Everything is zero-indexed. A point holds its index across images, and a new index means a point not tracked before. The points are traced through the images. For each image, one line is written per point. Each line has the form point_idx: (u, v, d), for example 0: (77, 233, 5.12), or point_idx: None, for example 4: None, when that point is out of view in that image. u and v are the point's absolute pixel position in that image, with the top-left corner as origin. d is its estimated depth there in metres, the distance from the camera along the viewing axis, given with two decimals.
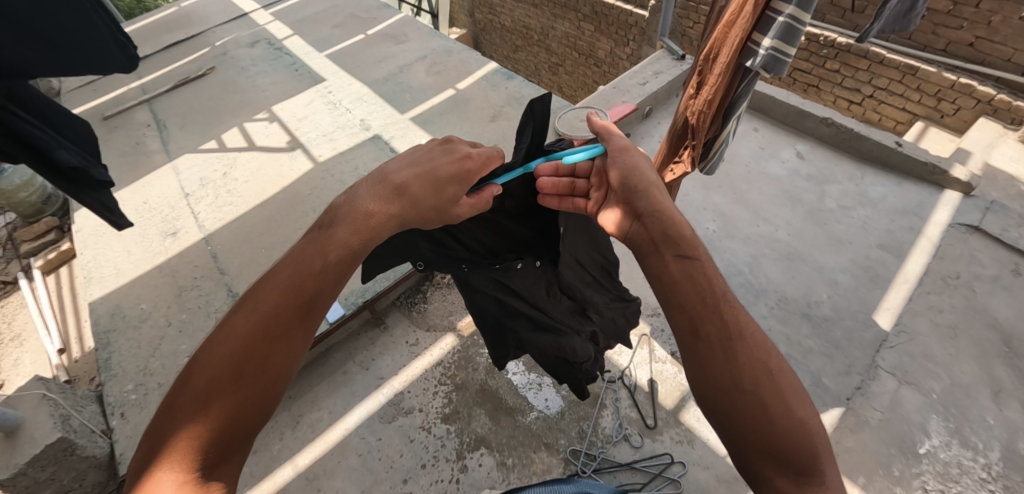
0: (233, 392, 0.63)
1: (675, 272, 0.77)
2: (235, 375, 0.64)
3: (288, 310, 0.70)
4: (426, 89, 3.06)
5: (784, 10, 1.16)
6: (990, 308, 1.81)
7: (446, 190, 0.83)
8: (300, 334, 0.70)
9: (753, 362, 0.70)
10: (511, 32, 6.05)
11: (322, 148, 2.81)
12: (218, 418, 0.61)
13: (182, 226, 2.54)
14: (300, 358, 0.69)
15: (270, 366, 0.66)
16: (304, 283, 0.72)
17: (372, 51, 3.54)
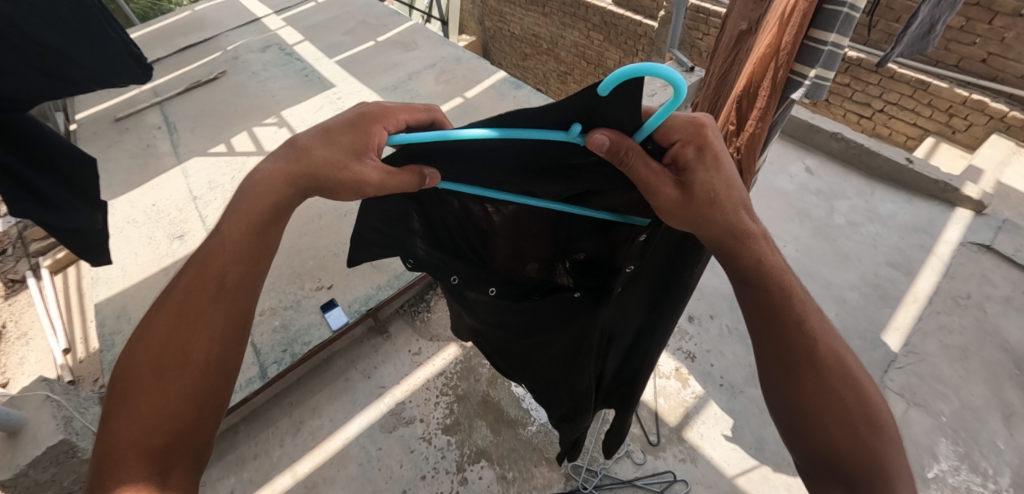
0: (165, 389, 0.66)
1: (743, 292, 0.73)
2: (164, 370, 0.67)
3: (199, 297, 0.71)
4: (435, 96, 3.06)
5: (827, 40, 1.13)
6: (1001, 330, 1.77)
7: (343, 142, 0.71)
8: (219, 319, 0.71)
9: (837, 388, 0.69)
10: (520, 40, 6.07)
11: None
12: (150, 419, 0.64)
13: (190, 229, 2.56)
14: (226, 341, 0.71)
15: (195, 356, 0.68)
16: (211, 274, 0.72)
17: (383, 58, 3.57)
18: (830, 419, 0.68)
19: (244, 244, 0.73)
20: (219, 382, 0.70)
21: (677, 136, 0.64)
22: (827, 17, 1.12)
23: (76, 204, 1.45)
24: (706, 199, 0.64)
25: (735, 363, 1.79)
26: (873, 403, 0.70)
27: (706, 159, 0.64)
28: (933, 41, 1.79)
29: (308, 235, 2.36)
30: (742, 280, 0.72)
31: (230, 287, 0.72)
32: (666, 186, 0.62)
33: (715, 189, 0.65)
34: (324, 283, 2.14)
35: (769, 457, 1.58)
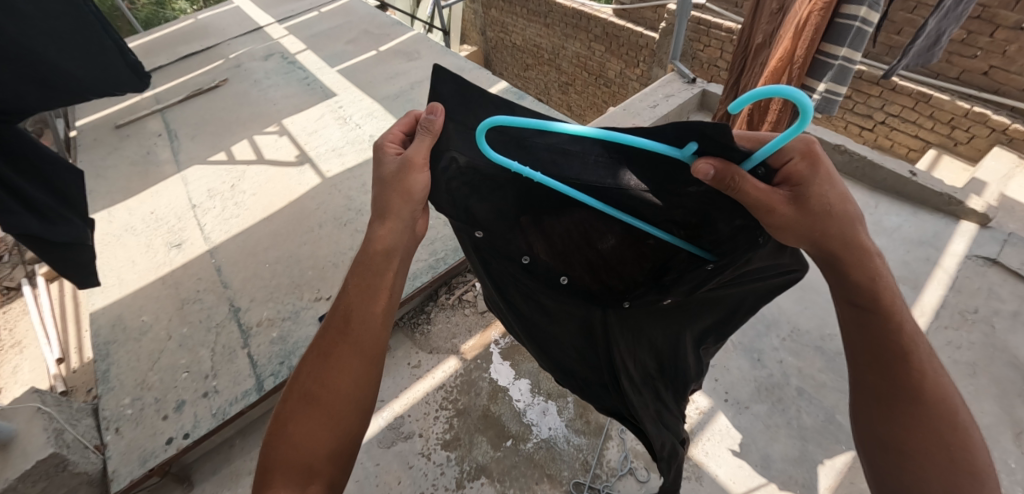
0: (308, 411, 0.77)
1: (849, 316, 0.82)
2: (310, 398, 0.78)
3: (335, 337, 0.82)
4: None
5: (837, 54, 1.35)
6: (1011, 345, 1.75)
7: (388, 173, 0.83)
8: (352, 358, 0.81)
9: (938, 420, 0.77)
10: (522, 50, 6.11)
11: (330, 162, 2.78)
12: (296, 446, 0.75)
13: (188, 237, 2.53)
14: (358, 377, 0.81)
15: (329, 389, 0.79)
16: (343, 309, 0.84)
17: (385, 68, 3.57)
18: (927, 446, 0.76)
19: (369, 280, 0.85)
20: (351, 409, 0.79)
21: (789, 156, 0.72)
22: (840, 32, 1.31)
23: (70, 218, 1.51)
24: (811, 215, 0.72)
25: (741, 378, 1.75)
26: (973, 442, 0.77)
27: (816, 176, 0.71)
28: (937, 53, 1.80)
29: (309, 245, 2.34)
30: (852, 298, 0.80)
31: (356, 323, 0.82)
32: (786, 206, 0.69)
33: (828, 203, 0.73)
34: (324, 293, 2.12)
35: (776, 475, 1.54)
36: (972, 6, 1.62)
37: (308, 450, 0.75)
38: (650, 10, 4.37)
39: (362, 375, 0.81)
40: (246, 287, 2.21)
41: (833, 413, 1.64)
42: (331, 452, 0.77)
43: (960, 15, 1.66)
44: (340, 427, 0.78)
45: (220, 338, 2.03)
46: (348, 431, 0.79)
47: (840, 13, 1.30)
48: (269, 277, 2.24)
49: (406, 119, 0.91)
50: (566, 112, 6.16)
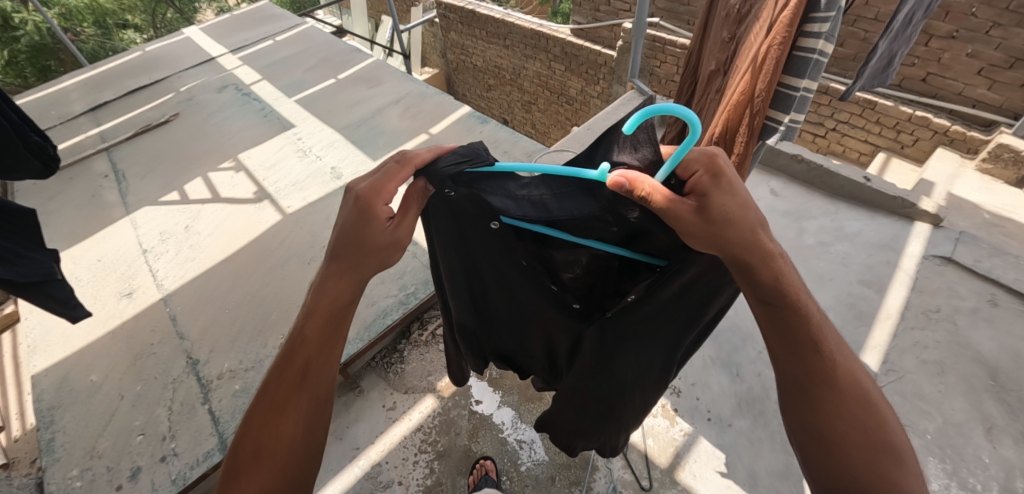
0: (262, 466, 0.80)
1: (761, 317, 0.81)
2: (261, 449, 0.80)
3: (289, 384, 0.84)
4: (399, 133, 3.01)
5: (798, 85, 1.19)
6: (973, 342, 1.81)
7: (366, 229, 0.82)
8: (301, 397, 0.84)
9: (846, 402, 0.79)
10: (483, 71, 6.14)
11: (291, 197, 2.67)
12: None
13: (139, 285, 2.37)
14: (304, 419, 0.83)
15: (281, 440, 0.81)
16: (296, 358, 0.85)
17: (345, 95, 3.50)
18: (850, 443, 0.78)
19: (325, 326, 0.86)
20: (309, 450, 0.84)
21: (695, 168, 0.74)
22: (798, 65, 1.18)
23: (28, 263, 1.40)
24: (713, 222, 0.71)
25: (722, 394, 1.75)
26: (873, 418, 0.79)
27: (721, 187, 0.73)
28: (890, 75, 1.88)
29: (270, 288, 2.23)
30: (758, 288, 0.78)
31: (316, 371, 0.85)
32: (684, 213, 0.70)
33: (731, 216, 0.71)
34: None
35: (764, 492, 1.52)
36: (918, 29, 1.72)
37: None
38: (607, 29, 4.47)
39: (314, 420, 0.84)
40: (204, 337, 2.07)
41: None
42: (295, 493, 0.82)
43: (909, 38, 1.76)
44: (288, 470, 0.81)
45: (178, 395, 1.89)
46: (293, 470, 0.82)
47: (798, 46, 1.17)
48: (230, 324, 2.11)
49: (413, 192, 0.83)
50: (531, 130, 6.22)
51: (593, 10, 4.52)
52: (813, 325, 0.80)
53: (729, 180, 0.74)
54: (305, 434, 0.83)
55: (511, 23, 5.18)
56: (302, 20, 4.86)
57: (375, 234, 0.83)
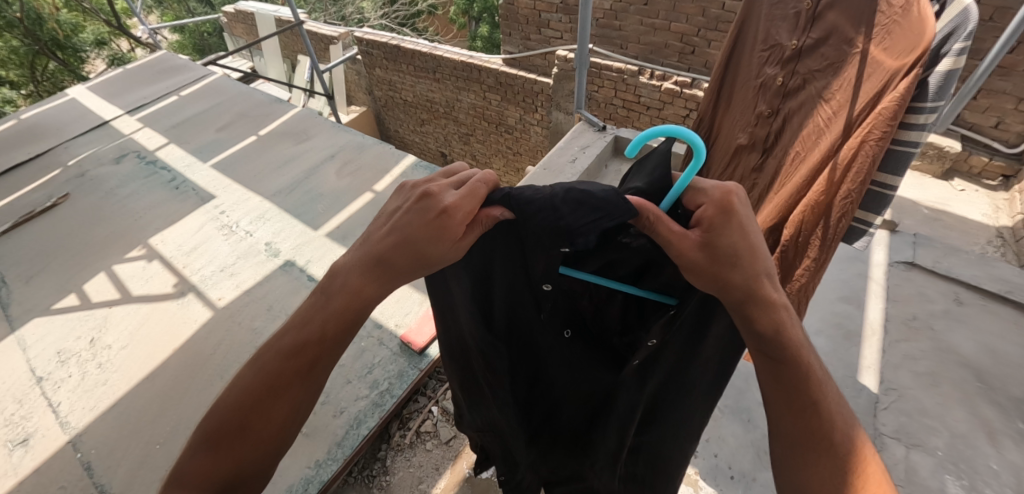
0: (238, 441, 0.78)
1: (761, 368, 0.72)
2: (246, 421, 0.78)
3: (291, 373, 0.79)
4: (341, 195, 2.73)
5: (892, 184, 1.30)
6: (955, 346, 1.88)
7: (426, 252, 0.74)
8: (300, 388, 0.80)
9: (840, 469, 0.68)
10: (414, 106, 5.95)
11: (222, 286, 2.33)
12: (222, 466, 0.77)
13: (36, 427, 1.90)
14: (296, 412, 0.81)
15: (273, 420, 0.79)
16: (309, 347, 0.79)
17: (271, 154, 3.15)
18: None
19: (351, 318, 0.80)
20: (287, 438, 0.82)
21: (703, 200, 0.67)
22: (898, 161, 1.27)
23: None
24: (715, 261, 0.64)
25: (738, 447, 1.65)
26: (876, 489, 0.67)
27: (730, 224, 0.65)
28: None
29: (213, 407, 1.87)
30: (756, 339, 0.69)
31: (323, 366, 0.81)
32: (684, 249, 0.64)
33: (734, 256, 0.64)
34: None
35: None
36: None
37: (232, 466, 0.77)
38: (540, 57, 4.44)
39: (304, 408, 0.82)
40: (133, 487, 1.68)
41: None
42: (259, 470, 0.80)
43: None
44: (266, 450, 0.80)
45: None
46: (275, 451, 0.81)
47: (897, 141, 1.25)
48: (166, 463, 1.74)
49: (481, 189, 0.76)
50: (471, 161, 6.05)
51: (522, 39, 4.49)
52: (814, 382, 0.70)
53: (743, 213, 0.65)
54: (285, 425, 0.80)
55: (440, 57, 5.04)
56: (210, 71, 4.41)
57: (435, 252, 0.74)
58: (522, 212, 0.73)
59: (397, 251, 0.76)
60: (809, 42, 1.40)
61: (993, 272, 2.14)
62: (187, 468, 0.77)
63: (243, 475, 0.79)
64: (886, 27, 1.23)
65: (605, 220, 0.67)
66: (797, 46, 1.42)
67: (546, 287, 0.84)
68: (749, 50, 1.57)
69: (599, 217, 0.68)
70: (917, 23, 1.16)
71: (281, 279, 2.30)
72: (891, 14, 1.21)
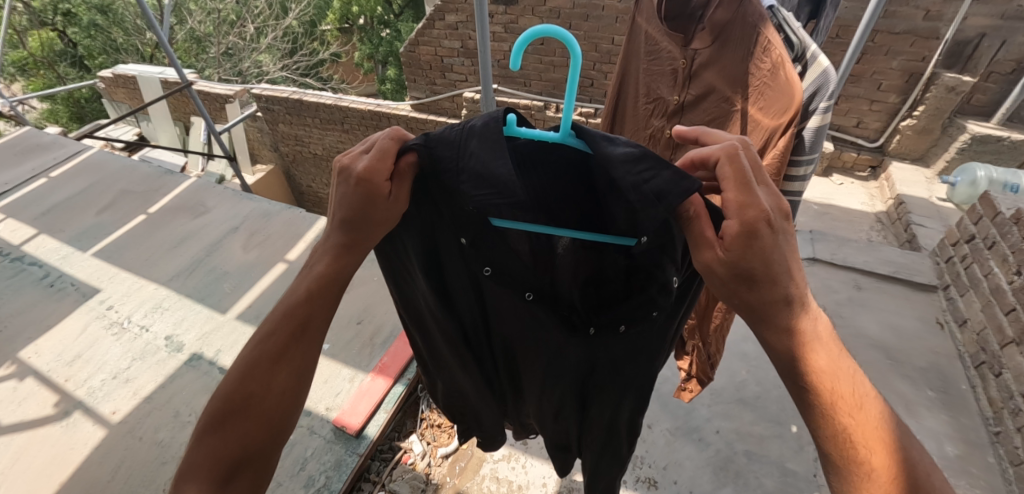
0: (241, 415, 0.73)
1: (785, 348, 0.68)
2: (250, 396, 0.74)
3: (285, 336, 0.77)
4: (251, 270, 2.50)
5: None
6: (863, 329, 2.11)
7: (375, 206, 0.72)
8: (301, 352, 0.78)
9: (868, 423, 0.64)
10: (326, 159, 5.81)
11: (115, 397, 2.00)
12: (231, 443, 0.73)
13: None
14: (296, 382, 0.77)
15: (271, 392, 0.75)
16: (297, 308, 0.77)
17: (165, 233, 2.84)
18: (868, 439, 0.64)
19: (331, 281, 0.78)
20: (295, 406, 0.78)
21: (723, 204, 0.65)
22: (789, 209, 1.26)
23: None
24: (749, 243, 0.64)
25: (696, 468, 1.66)
26: (905, 434, 0.65)
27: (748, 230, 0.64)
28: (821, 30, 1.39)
29: None
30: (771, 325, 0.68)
31: (316, 329, 0.79)
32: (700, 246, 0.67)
33: (751, 262, 0.64)
34: None
35: None
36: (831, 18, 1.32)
37: (238, 449, 0.73)
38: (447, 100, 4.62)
39: (304, 381, 0.79)
40: None
41: (784, 463, 1.66)
42: (266, 442, 0.75)
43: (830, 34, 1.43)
44: (271, 427, 0.76)
45: None
46: (278, 429, 0.77)
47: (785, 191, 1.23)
48: None
49: (390, 142, 0.75)
50: None
51: (429, 84, 4.81)
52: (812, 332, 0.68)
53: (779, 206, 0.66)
54: (290, 389, 0.77)
55: (347, 108, 4.93)
56: (85, 145, 3.94)
57: (381, 205, 0.73)
58: (433, 166, 0.73)
59: (359, 220, 0.74)
60: (689, 98, 1.36)
61: (879, 255, 2.47)
62: (194, 459, 0.71)
63: (249, 449, 0.74)
64: (762, 81, 1.18)
65: (496, 197, 0.71)
66: (679, 102, 1.38)
67: (485, 269, 0.82)
68: (631, 102, 1.53)
69: (491, 194, 0.71)
70: (788, 77, 1.09)
71: (190, 377, 2.04)
72: (764, 70, 1.17)
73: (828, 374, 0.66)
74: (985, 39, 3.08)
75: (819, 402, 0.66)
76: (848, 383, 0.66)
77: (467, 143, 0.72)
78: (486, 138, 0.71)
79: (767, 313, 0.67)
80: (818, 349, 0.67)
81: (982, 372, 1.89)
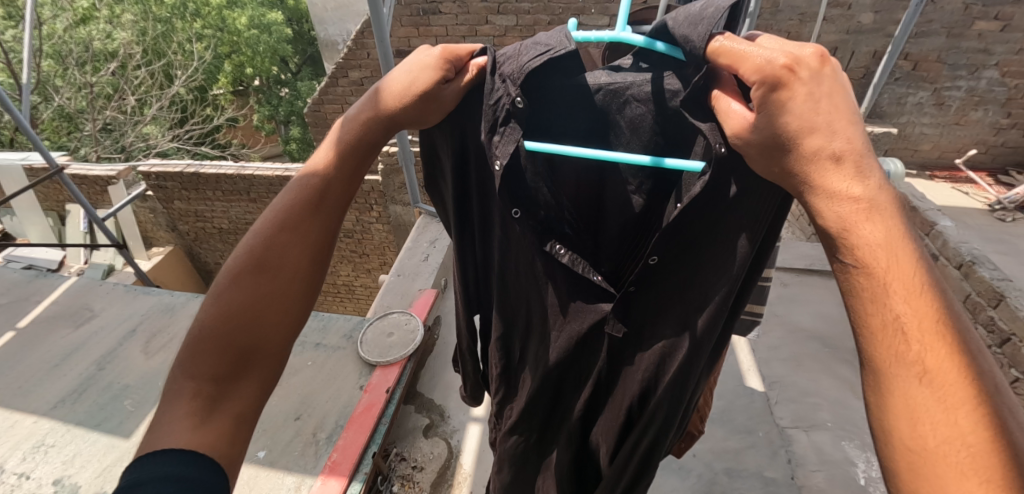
0: (249, 290, 0.65)
1: (861, 251, 0.47)
2: (261, 268, 0.66)
3: (296, 218, 0.68)
4: (157, 379, 2.15)
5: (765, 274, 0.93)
6: (799, 323, 2.26)
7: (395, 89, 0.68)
8: (310, 240, 0.69)
9: (943, 346, 0.44)
10: (233, 233, 5.44)
11: None
12: (238, 325, 0.65)
13: None
14: (302, 276, 0.69)
15: (278, 278, 0.67)
16: (310, 190, 0.69)
17: (35, 353, 2.35)
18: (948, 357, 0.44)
19: (352, 150, 0.70)
20: (307, 292, 0.70)
21: (754, 78, 0.50)
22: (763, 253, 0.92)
23: None
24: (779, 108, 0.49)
25: None
26: (978, 348, 0.45)
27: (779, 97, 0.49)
28: None
29: None
30: (831, 251, 0.50)
31: (326, 221, 0.70)
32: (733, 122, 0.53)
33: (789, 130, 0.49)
34: None
35: None
36: None
37: (242, 333, 0.65)
38: None
39: (308, 276, 0.70)
40: None
41: (763, 472, 1.67)
42: (272, 332, 0.67)
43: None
44: (282, 315, 0.68)
45: None
46: (291, 319, 0.69)
47: None
48: None
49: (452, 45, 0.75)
50: None
51: None
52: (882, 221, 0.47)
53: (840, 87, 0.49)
54: (301, 273, 0.68)
55: (251, 177, 4.75)
56: None
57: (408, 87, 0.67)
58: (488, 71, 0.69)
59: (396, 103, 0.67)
60: None
61: (794, 251, 2.70)
62: (202, 329, 0.65)
63: (250, 335, 0.66)
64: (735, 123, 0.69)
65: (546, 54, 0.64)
66: None
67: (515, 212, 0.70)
68: None
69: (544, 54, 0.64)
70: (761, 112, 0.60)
71: None
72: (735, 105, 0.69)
73: (879, 250, 0.46)
74: (838, 52, 3.60)
75: (859, 280, 0.48)
76: (905, 263, 0.46)
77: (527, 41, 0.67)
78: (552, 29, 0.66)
79: (802, 178, 0.50)
80: (870, 214, 0.47)
81: None
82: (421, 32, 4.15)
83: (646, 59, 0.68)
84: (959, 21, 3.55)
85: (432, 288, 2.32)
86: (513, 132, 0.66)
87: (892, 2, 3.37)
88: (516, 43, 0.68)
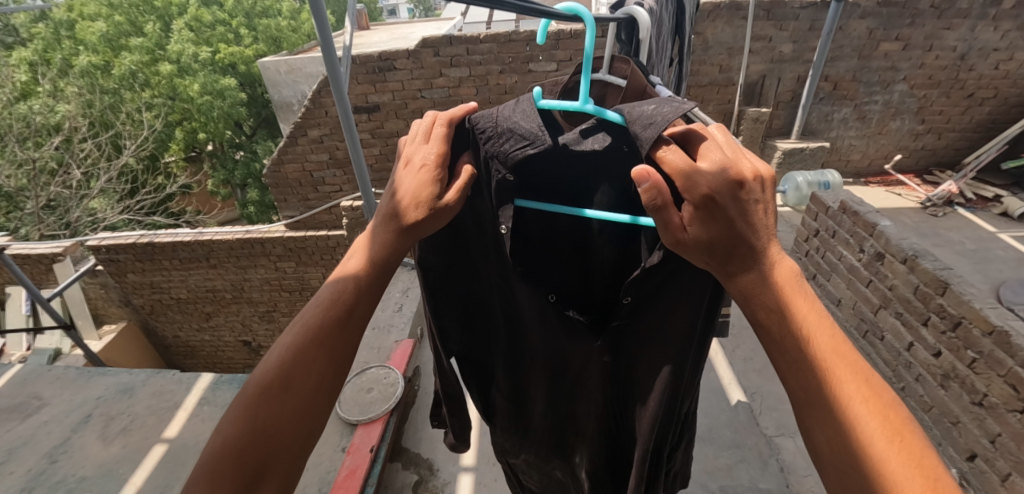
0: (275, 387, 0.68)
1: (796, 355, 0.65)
2: (286, 385, 0.68)
3: (326, 328, 0.71)
4: (115, 469, 1.96)
5: None
6: None
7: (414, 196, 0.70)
8: (336, 348, 0.72)
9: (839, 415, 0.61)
10: (192, 301, 5.18)
11: None
12: (263, 437, 0.66)
13: None
14: (324, 383, 0.71)
15: (303, 386, 0.69)
16: (340, 297, 0.73)
17: None
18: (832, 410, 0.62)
19: (379, 268, 0.74)
20: (322, 401, 0.72)
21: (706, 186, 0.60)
22: None
23: None
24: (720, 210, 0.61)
25: None
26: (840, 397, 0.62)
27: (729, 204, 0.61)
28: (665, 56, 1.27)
29: None
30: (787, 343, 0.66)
31: (354, 324, 0.74)
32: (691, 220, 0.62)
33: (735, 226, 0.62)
34: None
35: None
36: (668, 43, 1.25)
37: (263, 443, 0.66)
38: (325, 213, 4.63)
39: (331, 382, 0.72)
40: None
41: (758, 484, 1.68)
42: (295, 432, 0.69)
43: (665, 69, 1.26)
44: (303, 422, 0.70)
45: None
46: (307, 424, 0.71)
47: None
48: None
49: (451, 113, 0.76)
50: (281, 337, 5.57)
51: (301, 201, 4.68)
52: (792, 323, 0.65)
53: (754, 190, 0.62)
54: (322, 383, 0.71)
55: (210, 241, 4.61)
56: None
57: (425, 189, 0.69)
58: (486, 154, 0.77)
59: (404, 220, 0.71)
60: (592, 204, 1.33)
61: None
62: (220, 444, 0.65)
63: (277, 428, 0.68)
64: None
65: (529, 148, 0.70)
66: None
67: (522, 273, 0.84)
68: None
69: (522, 145, 0.71)
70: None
71: None
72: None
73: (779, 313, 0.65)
74: (766, 79, 3.93)
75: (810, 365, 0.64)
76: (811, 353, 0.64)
77: (502, 118, 0.73)
78: (522, 110, 0.73)
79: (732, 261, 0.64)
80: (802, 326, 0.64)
81: (871, 340, 2.20)
82: (377, 88, 4.25)
83: (608, 132, 0.74)
84: (865, 45, 3.96)
85: (408, 339, 2.28)
86: (508, 210, 0.76)
87: (806, 33, 3.74)
88: (492, 119, 0.74)
